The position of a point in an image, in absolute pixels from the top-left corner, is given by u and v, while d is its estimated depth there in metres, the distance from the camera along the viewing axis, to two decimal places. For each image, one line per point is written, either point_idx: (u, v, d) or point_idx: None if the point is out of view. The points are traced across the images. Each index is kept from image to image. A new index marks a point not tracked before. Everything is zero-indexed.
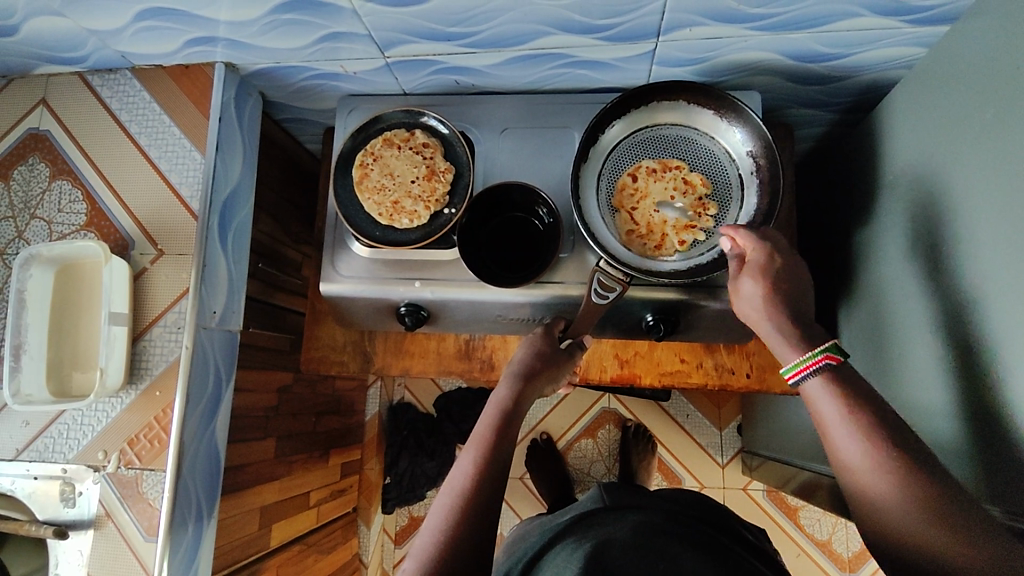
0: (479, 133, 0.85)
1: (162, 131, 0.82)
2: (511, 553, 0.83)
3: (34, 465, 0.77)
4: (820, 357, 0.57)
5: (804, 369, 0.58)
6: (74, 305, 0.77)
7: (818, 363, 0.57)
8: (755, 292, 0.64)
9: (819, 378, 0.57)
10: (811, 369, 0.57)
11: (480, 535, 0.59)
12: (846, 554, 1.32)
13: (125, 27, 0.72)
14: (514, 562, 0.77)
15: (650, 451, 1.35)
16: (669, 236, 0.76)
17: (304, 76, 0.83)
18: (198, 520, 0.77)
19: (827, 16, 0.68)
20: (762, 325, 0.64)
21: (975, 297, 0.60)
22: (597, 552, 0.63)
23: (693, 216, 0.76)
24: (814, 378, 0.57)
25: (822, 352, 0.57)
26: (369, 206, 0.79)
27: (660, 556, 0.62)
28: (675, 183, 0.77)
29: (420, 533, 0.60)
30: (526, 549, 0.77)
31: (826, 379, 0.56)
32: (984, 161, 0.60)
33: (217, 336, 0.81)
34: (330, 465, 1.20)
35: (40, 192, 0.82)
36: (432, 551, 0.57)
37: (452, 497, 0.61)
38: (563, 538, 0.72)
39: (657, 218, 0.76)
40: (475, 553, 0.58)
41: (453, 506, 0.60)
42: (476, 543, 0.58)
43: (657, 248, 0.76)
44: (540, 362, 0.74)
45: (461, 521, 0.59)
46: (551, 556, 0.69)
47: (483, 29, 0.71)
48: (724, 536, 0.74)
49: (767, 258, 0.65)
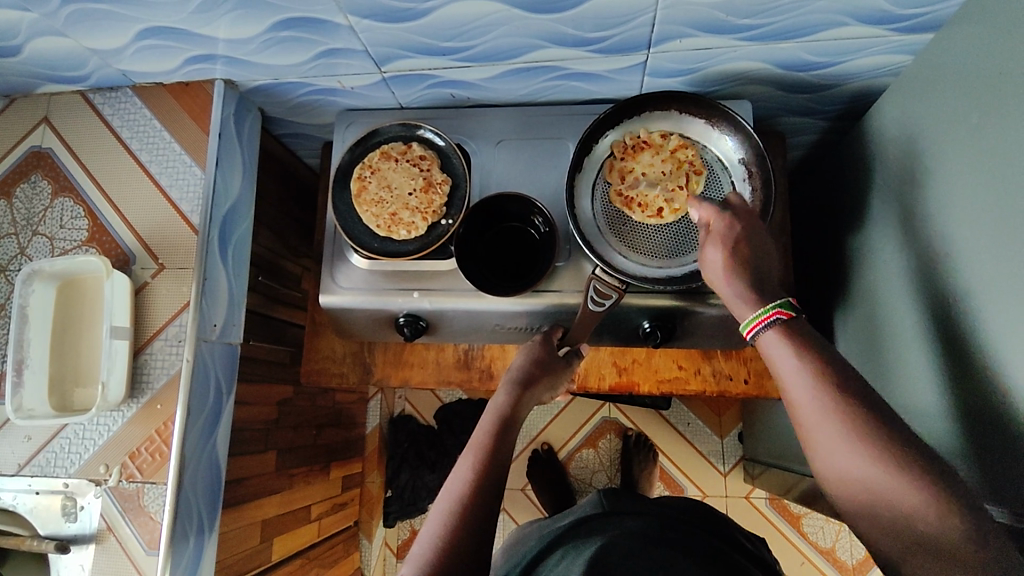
0: (475, 146, 0.86)
1: (162, 147, 0.83)
2: (509, 557, 0.83)
3: (36, 480, 0.77)
4: (772, 312, 0.59)
5: (758, 324, 0.59)
6: (75, 320, 0.77)
7: (771, 318, 0.59)
8: (717, 258, 0.64)
9: (774, 333, 0.58)
10: (765, 324, 0.59)
11: (480, 539, 0.59)
12: (851, 561, 1.31)
13: (127, 46, 0.74)
14: (512, 566, 0.77)
15: (651, 460, 1.35)
16: (665, 149, 0.78)
17: (302, 92, 0.84)
18: (200, 534, 0.77)
19: (814, 26, 0.69)
20: (723, 290, 0.64)
21: (966, 298, 0.61)
22: (596, 559, 0.64)
23: (632, 154, 0.78)
24: (770, 333, 0.58)
25: (774, 307, 0.59)
26: (367, 218, 0.80)
27: (659, 562, 0.62)
28: (631, 184, 0.78)
29: (418, 539, 0.60)
30: (525, 552, 0.78)
31: (779, 333, 0.58)
32: (972, 163, 0.61)
33: (218, 349, 0.82)
34: (331, 478, 1.20)
35: (42, 209, 0.83)
36: (428, 554, 0.58)
37: (451, 502, 0.62)
38: (560, 544, 0.72)
39: (670, 145, 0.78)
40: (473, 561, 0.58)
41: (452, 511, 0.61)
42: (473, 549, 0.58)
43: (677, 145, 0.78)
44: (539, 368, 0.75)
45: (459, 527, 0.59)
46: (550, 563, 0.69)
47: (477, 43, 0.73)
48: (721, 541, 0.74)
49: (730, 225, 0.65)
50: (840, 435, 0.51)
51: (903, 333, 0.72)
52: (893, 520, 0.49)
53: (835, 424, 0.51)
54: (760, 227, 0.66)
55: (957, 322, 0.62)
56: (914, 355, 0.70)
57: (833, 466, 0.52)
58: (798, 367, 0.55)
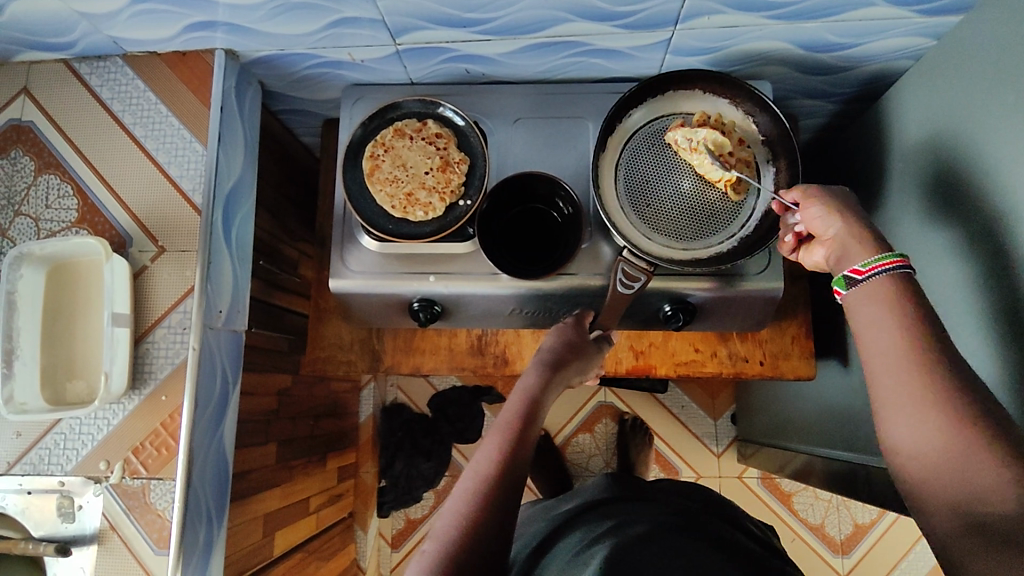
0: (491, 124, 0.83)
1: (159, 122, 0.77)
2: (519, 536, 0.83)
3: (27, 480, 0.71)
4: (894, 259, 0.54)
5: (880, 267, 0.54)
6: (68, 306, 0.72)
7: (890, 264, 0.54)
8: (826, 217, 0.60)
9: (887, 280, 0.54)
10: (882, 269, 0.54)
11: (507, 522, 0.58)
12: (839, 537, 1.35)
13: (121, 11, 0.68)
14: (521, 549, 0.77)
15: (647, 443, 1.38)
16: (737, 154, 0.74)
17: (308, 64, 0.80)
18: (209, 527, 0.73)
19: (843, 5, 0.68)
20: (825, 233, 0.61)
21: (996, 280, 0.61)
22: (618, 546, 0.63)
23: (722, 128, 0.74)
24: (885, 280, 0.54)
25: (898, 255, 0.54)
26: (381, 198, 0.77)
27: (684, 552, 0.62)
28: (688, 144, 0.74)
29: (441, 514, 0.59)
30: (534, 534, 0.78)
31: (897, 279, 0.54)
32: (1001, 144, 0.61)
33: (223, 337, 0.77)
34: (327, 469, 1.16)
35: (25, 187, 0.77)
36: (456, 533, 0.56)
37: (477, 481, 0.60)
38: (575, 530, 0.72)
39: (739, 153, 0.74)
40: (498, 540, 0.57)
41: (477, 491, 0.59)
42: (499, 533, 0.57)
43: (747, 164, 0.74)
44: (569, 351, 0.73)
45: (486, 508, 0.58)
46: (565, 548, 0.69)
47: (500, 15, 0.70)
48: (731, 525, 0.75)
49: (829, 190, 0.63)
50: (916, 394, 0.49)
51: None
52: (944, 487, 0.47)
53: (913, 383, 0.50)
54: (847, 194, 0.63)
55: (984, 302, 0.63)
56: None
57: (894, 425, 0.50)
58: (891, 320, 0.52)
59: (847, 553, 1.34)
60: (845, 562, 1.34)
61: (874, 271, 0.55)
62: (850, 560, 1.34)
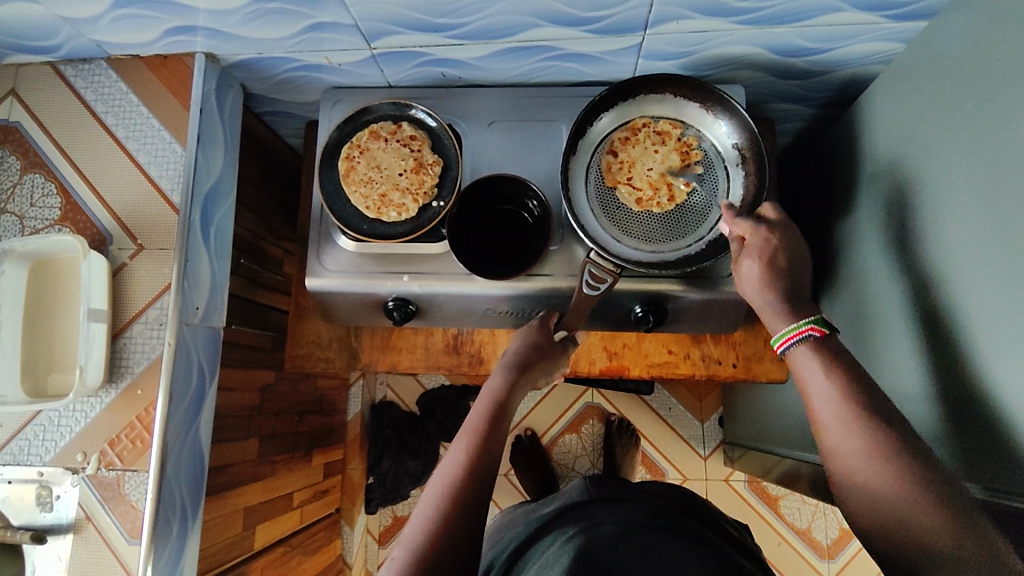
0: (466, 127, 0.85)
1: (140, 123, 0.79)
2: (497, 541, 0.84)
3: (7, 469, 0.74)
4: (806, 328, 0.59)
5: (792, 338, 0.60)
6: (48, 302, 0.74)
7: (803, 333, 0.59)
8: (754, 271, 0.65)
9: (806, 349, 0.58)
10: (796, 339, 0.59)
11: (474, 526, 0.59)
12: (825, 541, 1.34)
13: (102, 15, 0.70)
14: (498, 554, 0.78)
15: (633, 445, 1.36)
16: (675, 184, 0.77)
17: (287, 67, 0.82)
18: (183, 520, 0.75)
19: (810, 11, 0.69)
20: (757, 302, 0.65)
21: (953, 284, 0.62)
22: (586, 550, 0.64)
23: (684, 157, 0.78)
24: (800, 347, 0.59)
25: (806, 324, 0.59)
26: (356, 199, 0.78)
27: (650, 549, 0.63)
28: (651, 139, 0.78)
29: (410, 520, 0.60)
30: (512, 538, 0.79)
31: (810, 348, 0.58)
32: (962, 149, 0.61)
33: (200, 333, 0.79)
34: (313, 465, 1.18)
35: (10, 185, 0.79)
36: (423, 540, 0.57)
37: (443, 487, 0.61)
38: (548, 532, 0.72)
39: (676, 178, 0.77)
40: (466, 544, 0.58)
41: (444, 496, 0.60)
42: (467, 538, 0.58)
43: (672, 200, 0.77)
44: (535, 353, 0.74)
45: (454, 512, 0.59)
46: (539, 551, 0.70)
47: (471, 19, 0.71)
48: (708, 529, 0.75)
49: (766, 239, 0.66)
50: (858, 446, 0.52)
51: (888, 319, 0.73)
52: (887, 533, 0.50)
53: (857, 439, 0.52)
54: (796, 237, 0.67)
55: (940, 307, 0.63)
56: (897, 339, 0.71)
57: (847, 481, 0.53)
58: (823, 382, 0.56)
59: (833, 558, 1.34)
60: (832, 566, 1.33)
61: (791, 343, 0.59)
62: (836, 565, 1.33)
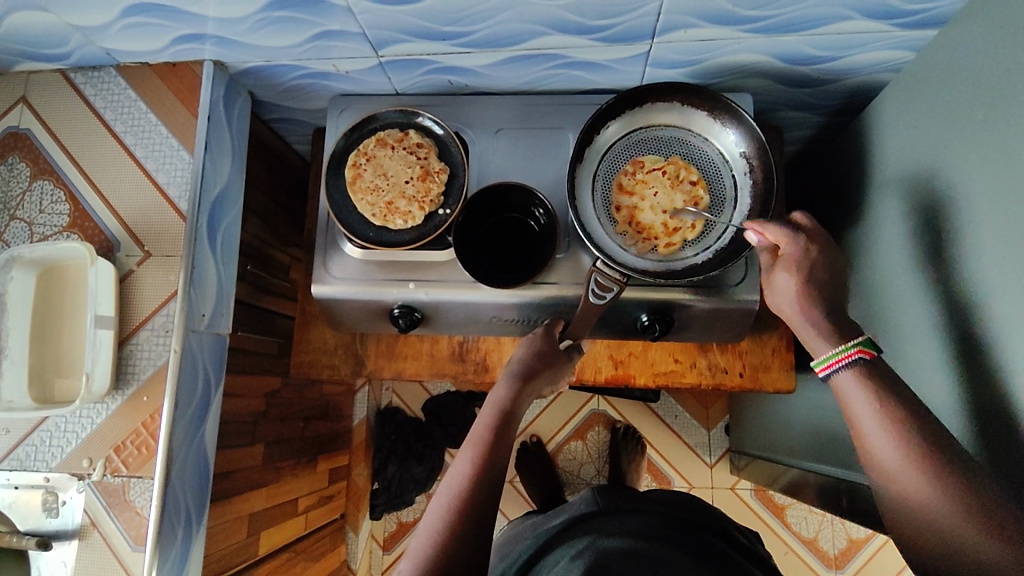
0: (473, 134, 0.85)
1: (149, 131, 0.80)
2: (506, 554, 0.83)
3: (14, 475, 0.74)
4: (851, 351, 0.58)
5: (837, 362, 0.58)
6: (56, 308, 0.74)
7: (851, 356, 0.58)
8: (792, 284, 0.64)
9: (851, 372, 0.57)
10: (842, 362, 0.58)
11: (480, 539, 0.59)
12: (833, 551, 1.33)
13: (112, 23, 0.71)
14: (508, 566, 0.77)
15: (639, 452, 1.35)
16: (638, 202, 0.77)
17: (294, 75, 0.82)
18: (187, 527, 0.75)
19: (819, 19, 0.68)
20: (796, 322, 0.63)
21: (965, 295, 0.61)
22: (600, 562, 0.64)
23: (665, 220, 0.76)
24: (846, 372, 0.58)
25: (852, 346, 0.58)
26: (362, 206, 0.78)
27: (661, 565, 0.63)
28: (685, 198, 0.77)
29: (417, 533, 0.59)
30: (521, 551, 0.78)
31: (857, 370, 0.57)
32: (974, 160, 0.61)
33: (206, 340, 0.79)
34: (318, 471, 1.18)
35: (20, 192, 0.80)
36: (431, 552, 0.57)
37: (450, 498, 0.61)
38: (560, 545, 0.72)
39: (637, 205, 0.77)
40: (474, 556, 0.57)
41: (451, 507, 0.60)
42: (475, 550, 0.58)
43: (621, 197, 0.78)
44: (540, 362, 0.74)
45: (460, 523, 0.59)
46: (552, 564, 0.69)
47: (479, 28, 0.71)
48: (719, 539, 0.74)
49: (805, 250, 0.64)
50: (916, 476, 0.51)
51: (898, 329, 0.73)
52: (956, 568, 0.49)
53: (911, 464, 0.51)
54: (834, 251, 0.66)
55: (953, 318, 0.63)
56: (909, 349, 0.71)
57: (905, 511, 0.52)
58: (875, 409, 0.55)
59: (841, 568, 1.32)
60: None
61: (836, 366, 0.58)
62: None
